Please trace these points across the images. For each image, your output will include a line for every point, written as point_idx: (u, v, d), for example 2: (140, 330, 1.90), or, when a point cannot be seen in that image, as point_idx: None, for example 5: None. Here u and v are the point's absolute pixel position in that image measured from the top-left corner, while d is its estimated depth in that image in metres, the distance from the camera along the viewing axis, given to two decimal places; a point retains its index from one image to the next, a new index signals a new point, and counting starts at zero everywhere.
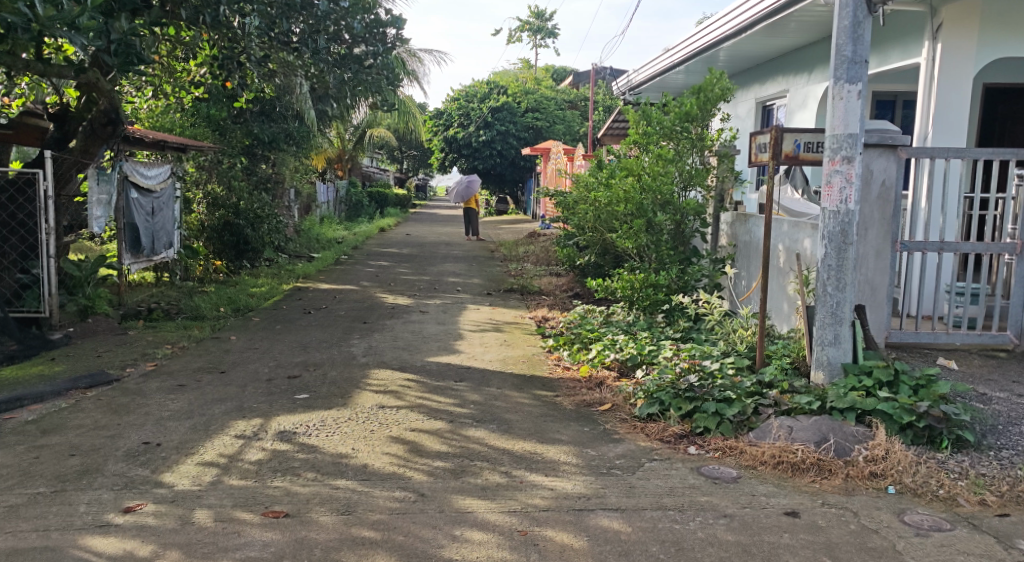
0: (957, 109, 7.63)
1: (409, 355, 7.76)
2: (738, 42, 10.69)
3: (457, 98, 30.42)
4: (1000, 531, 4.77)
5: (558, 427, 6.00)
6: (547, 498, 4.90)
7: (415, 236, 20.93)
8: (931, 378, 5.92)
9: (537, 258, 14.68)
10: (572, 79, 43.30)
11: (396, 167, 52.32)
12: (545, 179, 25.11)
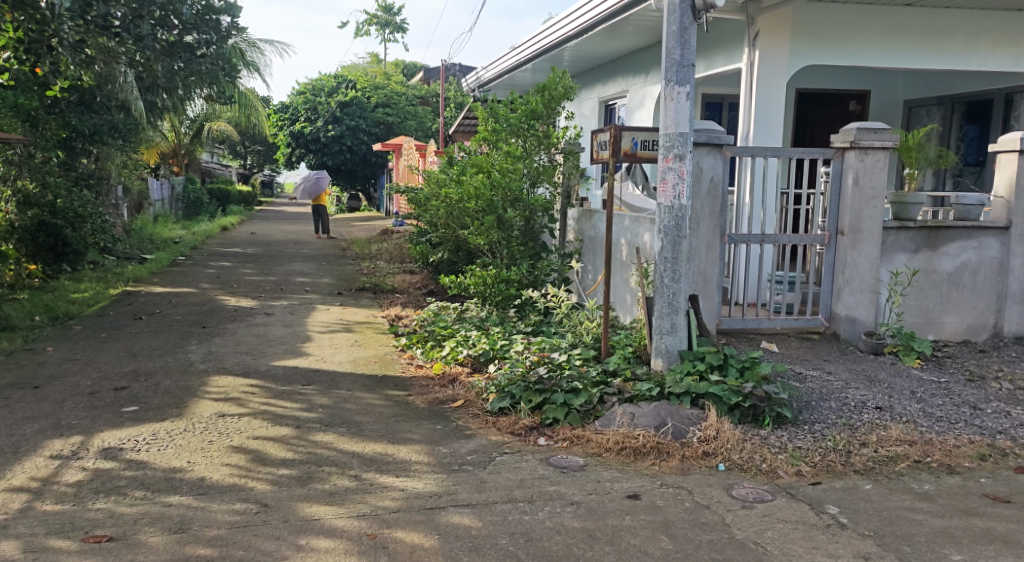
0: (775, 111, 8.22)
1: (254, 360, 7.66)
2: (580, 43, 11.06)
3: (302, 92, 30.02)
4: (813, 498, 5.24)
5: (410, 427, 6.10)
6: (397, 499, 5.00)
7: (262, 235, 20.49)
8: (755, 360, 6.44)
9: (391, 256, 14.72)
10: (423, 75, 43.37)
11: (241, 163, 50.74)
12: (398, 176, 25.10)
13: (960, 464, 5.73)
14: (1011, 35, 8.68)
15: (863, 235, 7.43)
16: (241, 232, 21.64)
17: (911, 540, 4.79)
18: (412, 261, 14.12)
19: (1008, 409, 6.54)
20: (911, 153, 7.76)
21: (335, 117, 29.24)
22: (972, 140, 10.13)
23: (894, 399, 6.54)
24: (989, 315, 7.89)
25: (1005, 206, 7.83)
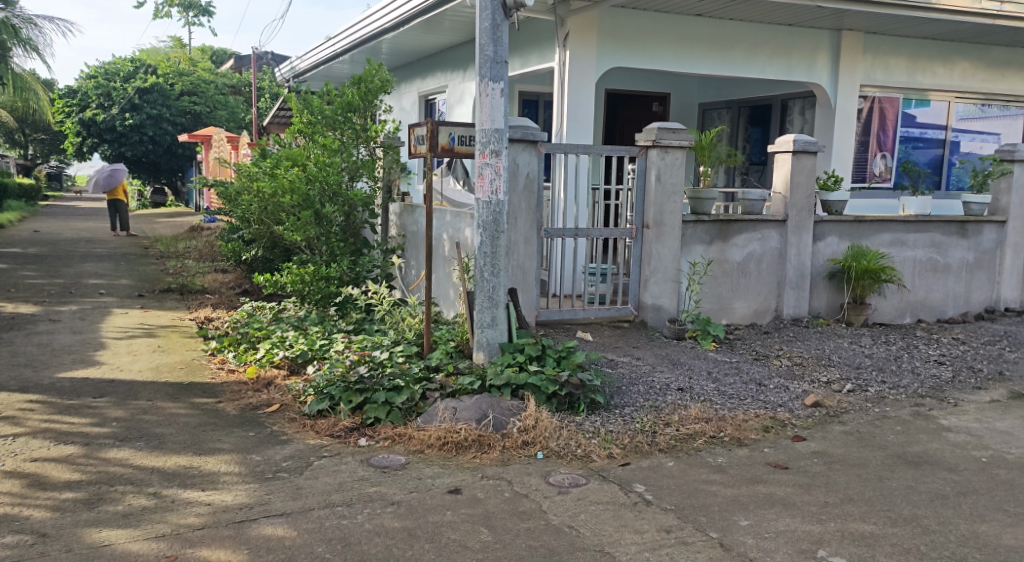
0: (584, 109, 8.54)
1: (38, 373, 7.21)
2: (398, 36, 11.06)
3: (93, 76, 28.21)
4: (622, 478, 5.56)
5: (219, 436, 5.97)
6: (202, 515, 4.89)
7: (47, 233, 19.10)
8: (570, 349, 6.76)
9: (198, 255, 14.18)
10: (232, 63, 41.82)
11: (21, 153, 46.60)
12: (206, 168, 24.14)
13: (748, 436, 6.26)
14: (786, 47, 9.53)
15: (666, 228, 7.93)
16: (20, 229, 19.97)
17: (705, 510, 5.19)
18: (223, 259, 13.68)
19: (788, 384, 7.22)
20: (705, 152, 8.30)
21: (133, 105, 27.61)
22: (757, 141, 10.94)
23: (693, 380, 7.03)
24: (771, 300, 8.62)
25: (782, 201, 8.55)
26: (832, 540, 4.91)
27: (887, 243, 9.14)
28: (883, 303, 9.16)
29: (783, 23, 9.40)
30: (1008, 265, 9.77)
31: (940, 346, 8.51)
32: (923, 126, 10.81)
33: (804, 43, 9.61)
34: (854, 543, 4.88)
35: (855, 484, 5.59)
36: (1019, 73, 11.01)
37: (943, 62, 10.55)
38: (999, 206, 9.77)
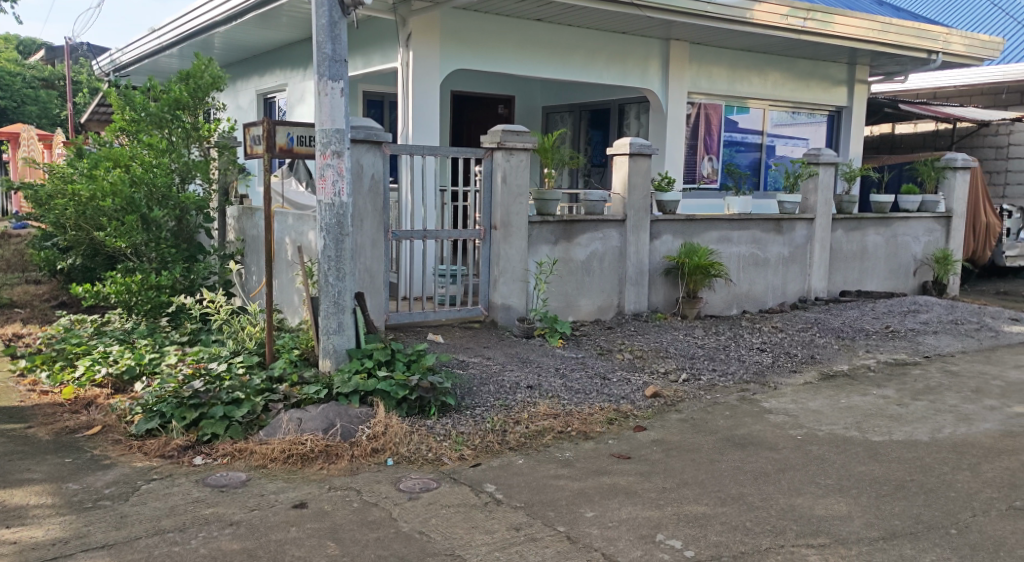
0: (430, 110, 8.47)
1: None
2: (230, 30, 10.63)
3: None
4: (473, 479, 5.54)
5: (29, 465, 5.54)
6: (9, 555, 4.52)
7: None
8: (420, 353, 6.65)
9: (6, 265, 13.17)
10: (46, 55, 39.25)
11: None
12: (14, 168, 22.51)
13: (593, 429, 6.38)
14: (619, 54, 9.84)
15: (513, 229, 7.96)
16: None
17: (553, 505, 5.24)
18: (35, 269, 12.77)
19: (629, 376, 7.41)
20: (548, 155, 8.38)
21: None
22: (597, 144, 11.17)
23: (542, 377, 7.09)
24: (613, 296, 8.83)
25: (622, 202, 8.78)
26: (670, 524, 5.07)
27: (715, 241, 9.56)
28: (713, 297, 9.56)
29: (616, 31, 9.72)
30: (816, 257, 10.44)
31: (762, 334, 8.97)
32: (745, 131, 11.38)
33: (636, 50, 9.96)
34: (689, 525, 5.06)
35: (689, 469, 5.81)
36: (823, 84, 11.83)
37: (758, 72, 11.16)
38: (809, 205, 10.40)
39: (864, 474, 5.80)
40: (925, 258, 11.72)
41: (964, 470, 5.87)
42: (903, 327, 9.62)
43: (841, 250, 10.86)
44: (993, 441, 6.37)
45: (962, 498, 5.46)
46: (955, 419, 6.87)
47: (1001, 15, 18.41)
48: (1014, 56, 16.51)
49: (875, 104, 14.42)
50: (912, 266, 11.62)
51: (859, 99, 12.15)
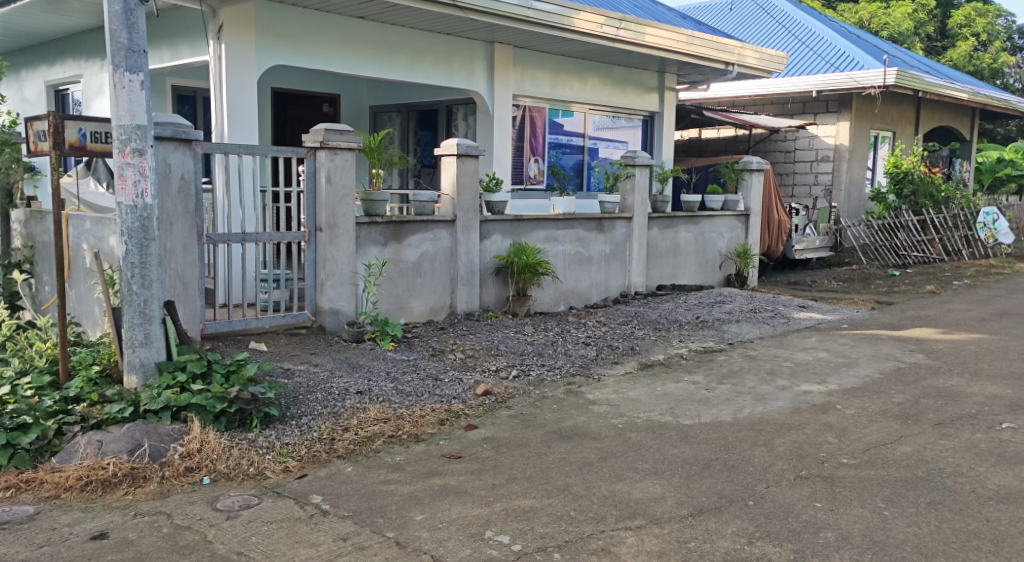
0: (246, 107, 8.05)
1: None
2: (13, 14, 9.74)
3: None
4: (298, 492, 5.28)
5: None
6: None
7: None
8: (240, 362, 6.34)
9: None
10: None
11: None
12: None
13: (424, 431, 6.26)
14: (445, 54, 9.77)
15: (339, 231, 7.70)
16: None
17: (382, 511, 5.07)
18: None
19: (461, 375, 7.33)
20: (375, 154, 8.16)
21: None
22: (426, 144, 11.03)
23: (372, 381, 6.89)
24: (445, 297, 8.73)
25: (450, 202, 8.69)
26: (498, 520, 5.02)
27: (542, 240, 9.65)
28: (541, 294, 9.63)
29: (442, 31, 9.65)
30: (635, 254, 10.76)
31: (588, 329, 9.12)
32: (570, 134, 11.59)
33: (462, 51, 9.92)
34: (517, 519, 5.04)
35: (518, 464, 5.80)
36: (636, 90, 12.26)
37: (578, 76, 11.38)
38: (627, 205, 10.68)
39: (676, 456, 5.99)
40: (729, 252, 12.33)
41: (760, 446, 6.17)
42: (710, 317, 10.07)
43: (657, 247, 11.25)
44: (785, 418, 6.74)
45: (758, 472, 5.73)
46: (753, 399, 7.23)
47: (785, 33, 19.83)
48: (795, 69, 17.77)
49: (683, 111, 15.11)
50: (718, 261, 12.18)
51: (668, 105, 12.70)
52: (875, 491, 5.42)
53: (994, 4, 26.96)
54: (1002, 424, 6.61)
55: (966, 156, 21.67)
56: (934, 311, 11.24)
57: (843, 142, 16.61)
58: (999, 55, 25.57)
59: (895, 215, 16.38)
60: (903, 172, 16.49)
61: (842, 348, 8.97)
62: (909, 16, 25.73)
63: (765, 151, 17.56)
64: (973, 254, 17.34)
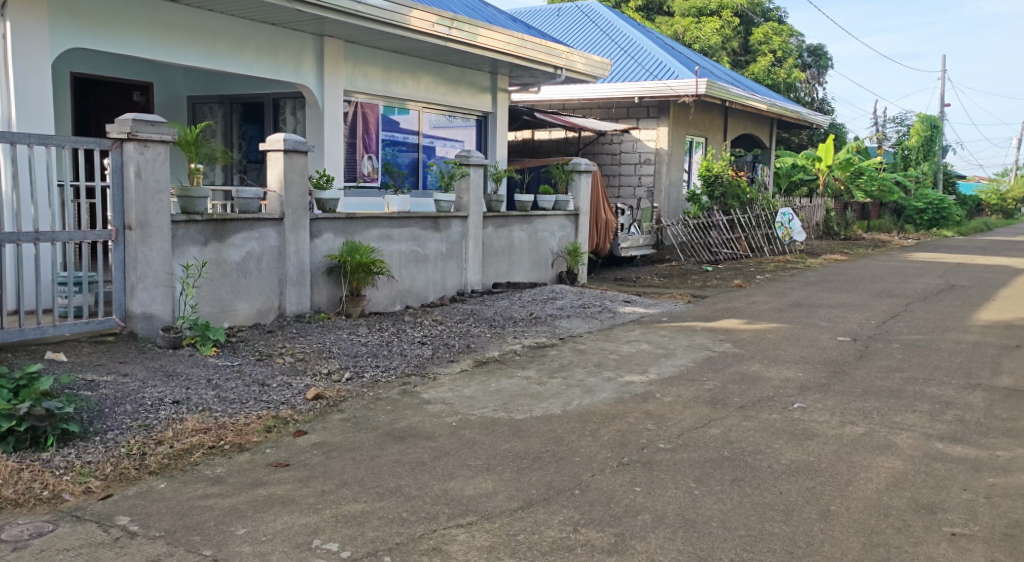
0: (40, 94, 7.36)
1: None
2: None
3: None
4: (101, 514, 4.86)
5: None
6: None
7: None
8: (32, 376, 5.71)
9: None
10: None
11: None
12: None
13: (249, 440, 5.91)
14: (269, 46, 9.35)
15: (152, 230, 7.18)
16: None
17: (199, 529, 4.73)
18: None
19: (290, 380, 7.00)
20: (193, 148, 7.66)
21: None
22: (253, 139, 10.57)
23: (190, 390, 6.47)
24: (273, 298, 8.33)
25: (278, 199, 8.31)
26: (327, 528, 4.79)
27: (375, 238, 9.40)
28: (376, 294, 9.38)
29: (266, 21, 9.23)
30: (470, 253, 10.70)
31: (424, 327, 8.97)
32: (406, 132, 11.39)
33: (288, 43, 9.52)
34: (346, 525, 4.82)
35: (349, 469, 5.56)
36: (470, 90, 12.21)
37: (411, 74, 11.20)
38: (462, 204, 10.59)
39: (507, 451, 5.94)
40: (560, 250, 12.50)
41: (586, 436, 6.22)
42: (543, 313, 10.15)
43: (492, 245, 11.23)
44: (609, 408, 6.84)
45: (583, 461, 5.77)
46: (581, 391, 7.29)
47: (608, 41, 20.38)
48: (617, 76, 18.31)
49: (515, 112, 15.18)
50: (550, 259, 12.31)
51: (501, 106, 12.75)
52: (687, 473, 5.58)
53: (787, 24, 28.84)
54: (796, 404, 6.98)
55: (766, 161, 23.04)
56: (740, 303, 11.83)
57: (663, 146, 17.30)
58: (793, 71, 27.94)
59: (708, 215, 17.39)
60: (715, 175, 17.63)
61: (661, 340, 9.25)
62: (717, 32, 27.08)
63: (592, 154, 17.98)
64: (773, 251, 18.68)
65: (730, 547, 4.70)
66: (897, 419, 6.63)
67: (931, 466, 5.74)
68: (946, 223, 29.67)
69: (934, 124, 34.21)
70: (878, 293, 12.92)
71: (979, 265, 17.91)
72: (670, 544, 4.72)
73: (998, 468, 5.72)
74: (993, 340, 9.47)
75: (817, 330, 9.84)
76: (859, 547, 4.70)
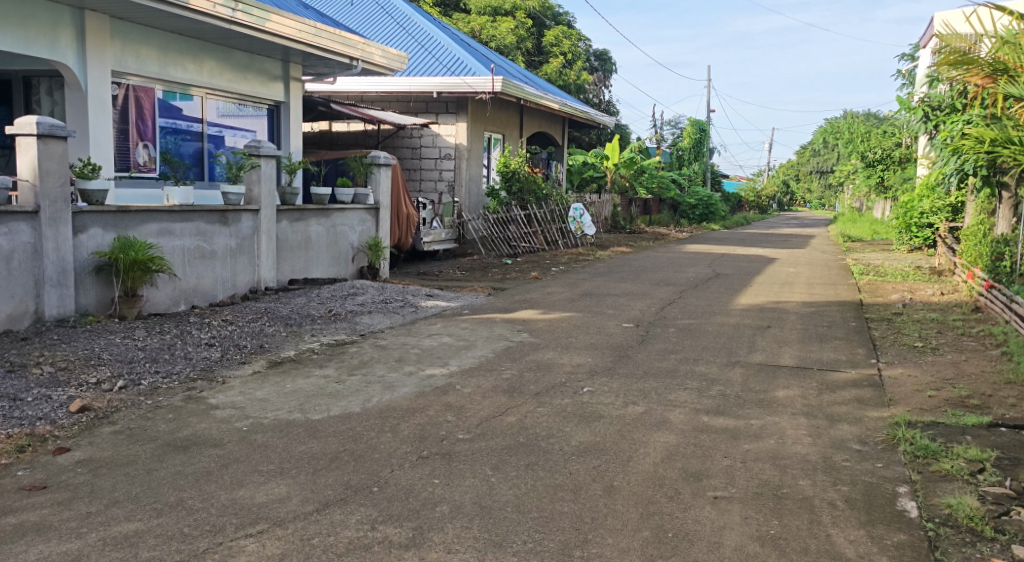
0: None
1: None
2: None
3: None
4: None
5: None
6: None
7: None
8: None
9: None
10: None
11: None
12: None
13: None
14: (18, 18, 8.40)
15: None
16: None
17: None
18: None
19: (50, 392, 6.32)
20: None
21: None
22: None
23: None
24: (28, 302, 7.50)
25: (31, 190, 7.50)
26: (91, 553, 4.33)
27: (154, 233, 8.71)
28: (155, 294, 8.70)
29: None
30: (263, 249, 10.16)
31: (212, 329, 8.39)
32: (190, 119, 10.68)
33: (39, 16, 8.60)
34: (115, 548, 4.38)
35: (121, 486, 5.06)
36: (260, 78, 11.62)
37: (192, 58, 10.50)
38: (253, 197, 10.05)
39: (302, 453, 5.62)
40: (360, 245, 12.17)
41: (386, 432, 6.00)
42: (343, 309, 9.81)
43: (287, 240, 10.74)
44: (409, 402, 6.65)
45: (383, 458, 5.55)
46: (380, 388, 7.06)
47: (405, 35, 20.11)
48: (414, 71, 18.12)
49: (310, 103, 14.63)
50: (350, 254, 11.95)
51: (294, 95, 12.22)
52: (484, 461, 5.50)
53: (575, 28, 29.69)
54: (585, 389, 7.08)
55: (560, 159, 23.66)
56: (535, 294, 11.98)
57: (462, 141, 17.27)
58: (582, 75, 28.97)
59: (507, 210, 17.69)
60: (513, 171, 17.95)
61: (462, 332, 9.16)
62: (512, 31, 27.54)
63: (392, 147, 17.67)
64: (567, 244, 19.60)
65: (523, 530, 4.66)
66: (671, 397, 6.86)
67: (698, 438, 5.96)
68: (713, 218, 32.11)
69: (702, 128, 36.61)
70: (657, 282, 13.50)
71: (741, 254, 19.25)
72: (466, 533, 4.62)
73: (753, 434, 6.04)
74: (750, 321, 10.10)
75: (604, 318, 10.11)
76: (638, 517, 4.80)
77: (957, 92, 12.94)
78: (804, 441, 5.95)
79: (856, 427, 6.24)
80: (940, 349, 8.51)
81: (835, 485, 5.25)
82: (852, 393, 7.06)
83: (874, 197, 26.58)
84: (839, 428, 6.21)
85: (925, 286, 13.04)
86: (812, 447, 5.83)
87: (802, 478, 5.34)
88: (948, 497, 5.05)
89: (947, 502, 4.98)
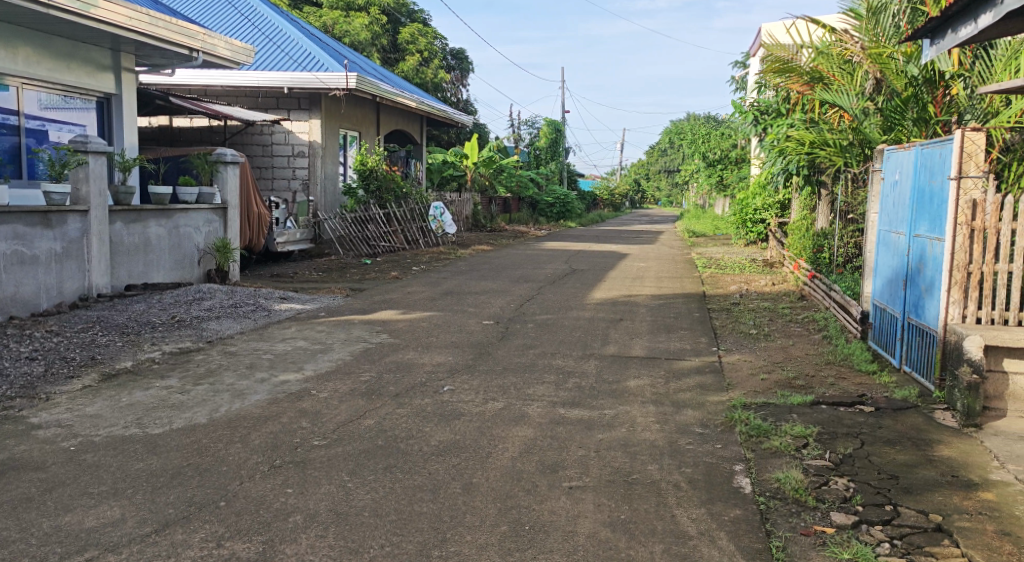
0: None
1: None
2: None
3: None
4: None
5: None
6: None
7: None
8: None
9: None
10: None
11: None
12: None
13: None
14: None
15: None
16: None
17: None
18: None
19: None
20: None
21: None
22: None
23: None
24: None
25: None
26: None
27: None
28: None
29: None
30: (94, 253, 9.46)
31: (34, 341, 7.71)
32: (5, 111, 9.87)
33: None
34: None
35: None
36: (86, 67, 10.83)
37: (5, 45, 9.67)
38: (80, 196, 9.35)
39: (140, 470, 5.19)
40: (207, 246, 11.55)
41: (235, 443, 5.63)
42: (188, 315, 9.26)
43: (122, 243, 10.05)
44: (261, 410, 6.28)
45: (231, 470, 5.19)
46: (230, 396, 6.65)
47: (252, 28, 19.32)
48: (262, 65, 17.42)
49: (147, 96, 13.78)
50: (195, 255, 11.32)
51: (126, 87, 11.47)
52: (341, 467, 5.23)
53: (431, 25, 29.44)
54: (445, 388, 6.90)
55: (419, 158, 23.37)
56: (396, 294, 11.71)
57: (315, 138, 16.75)
58: (438, 72, 28.74)
59: (365, 209, 17.30)
60: (370, 170, 17.56)
61: (319, 335, 8.80)
62: (365, 27, 27.01)
63: (241, 144, 16.95)
64: (428, 242, 19.38)
65: (380, 534, 4.44)
66: (528, 392, 6.78)
67: (555, 430, 5.89)
68: (570, 216, 32.59)
69: (557, 128, 37.13)
70: (517, 279, 13.47)
71: (595, 250, 19.55)
72: (321, 542, 4.36)
73: (606, 425, 6.02)
74: (603, 315, 10.18)
75: (464, 316, 9.96)
76: (496, 512, 4.67)
77: (783, 97, 13.49)
78: (652, 428, 5.97)
79: (699, 412, 6.32)
80: (772, 335, 8.81)
81: (680, 468, 5.27)
82: (695, 380, 7.18)
83: (715, 195, 27.61)
84: (684, 414, 6.27)
85: (759, 276, 13.58)
86: (660, 433, 5.85)
87: (650, 463, 5.34)
88: (778, 471, 5.17)
89: (776, 476, 5.10)
